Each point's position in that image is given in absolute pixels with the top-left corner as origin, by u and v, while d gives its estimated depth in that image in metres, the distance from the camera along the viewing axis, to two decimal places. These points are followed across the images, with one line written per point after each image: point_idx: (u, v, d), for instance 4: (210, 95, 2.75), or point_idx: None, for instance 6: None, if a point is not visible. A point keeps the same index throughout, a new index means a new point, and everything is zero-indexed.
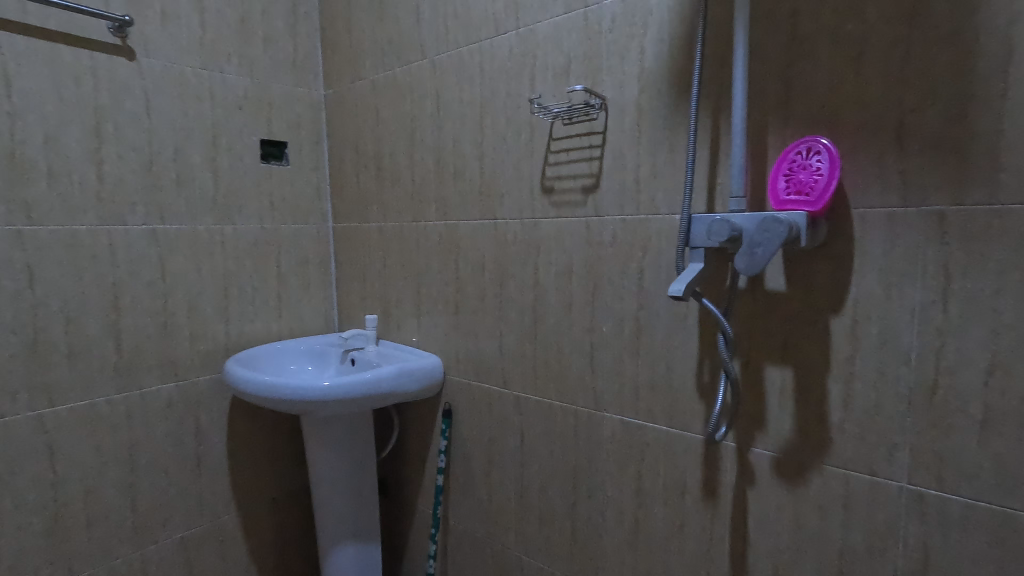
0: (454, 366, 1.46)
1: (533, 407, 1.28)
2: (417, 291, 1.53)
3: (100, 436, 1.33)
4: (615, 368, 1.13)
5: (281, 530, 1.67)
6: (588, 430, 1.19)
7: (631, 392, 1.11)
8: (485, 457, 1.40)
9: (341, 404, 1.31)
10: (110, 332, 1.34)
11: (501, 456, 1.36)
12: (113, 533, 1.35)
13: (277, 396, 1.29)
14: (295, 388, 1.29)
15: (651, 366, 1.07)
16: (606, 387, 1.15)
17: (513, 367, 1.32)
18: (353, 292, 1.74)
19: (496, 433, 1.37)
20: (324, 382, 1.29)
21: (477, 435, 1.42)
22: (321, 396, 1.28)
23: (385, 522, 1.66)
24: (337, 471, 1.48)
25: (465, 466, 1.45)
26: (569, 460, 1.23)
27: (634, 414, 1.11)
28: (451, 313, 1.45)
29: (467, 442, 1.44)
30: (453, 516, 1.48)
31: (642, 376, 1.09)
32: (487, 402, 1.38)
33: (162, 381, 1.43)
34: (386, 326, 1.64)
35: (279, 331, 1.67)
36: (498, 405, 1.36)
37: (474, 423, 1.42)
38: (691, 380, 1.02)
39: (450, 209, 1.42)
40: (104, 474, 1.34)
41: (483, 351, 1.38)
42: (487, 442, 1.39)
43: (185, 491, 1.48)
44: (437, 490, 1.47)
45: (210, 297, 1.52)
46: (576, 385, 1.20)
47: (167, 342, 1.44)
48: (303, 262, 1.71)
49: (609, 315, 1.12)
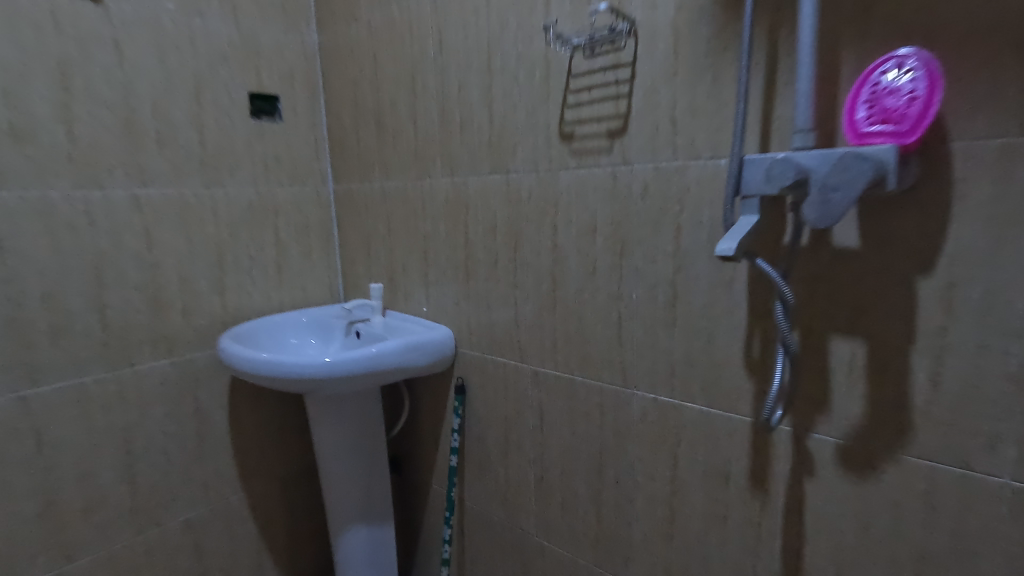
0: (466, 339, 1.34)
1: (553, 384, 1.16)
2: (424, 257, 1.40)
3: (92, 417, 1.25)
4: (646, 340, 0.99)
5: (292, 509, 1.61)
6: (616, 409, 1.06)
7: (665, 368, 0.97)
8: (502, 437, 1.29)
9: (345, 382, 1.20)
10: (95, 307, 1.24)
11: (519, 437, 1.25)
12: (113, 517, 1.29)
13: (275, 375, 1.18)
14: (294, 366, 1.17)
15: (689, 338, 0.93)
16: (636, 361, 1.01)
17: (530, 339, 1.19)
18: (357, 260, 1.62)
19: (512, 411, 1.25)
20: (325, 359, 1.18)
21: (492, 413, 1.30)
22: (324, 374, 1.17)
23: (398, 502, 1.58)
24: (345, 452, 1.39)
25: (480, 446, 1.34)
26: (594, 442, 1.10)
27: (668, 392, 0.97)
28: (461, 280, 1.32)
29: (482, 420, 1.33)
30: (468, 498, 1.39)
31: (677, 350, 0.95)
32: (501, 378, 1.26)
33: (156, 358, 1.33)
34: (393, 297, 1.52)
35: (280, 304, 1.56)
36: (514, 382, 1.24)
37: (489, 401, 1.30)
38: (735, 354, 0.88)
39: (457, 165, 1.27)
40: (99, 458, 1.26)
41: (498, 322, 1.25)
42: (504, 420, 1.28)
43: (187, 473, 1.40)
44: (452, 472, 1.37)
45: (203, 267, 1.40)
46: (601, 360, 1.06)
47: (159, 316, 1.34)
48: (302, 228, 1.59)
49: (639, 280, 0.98)
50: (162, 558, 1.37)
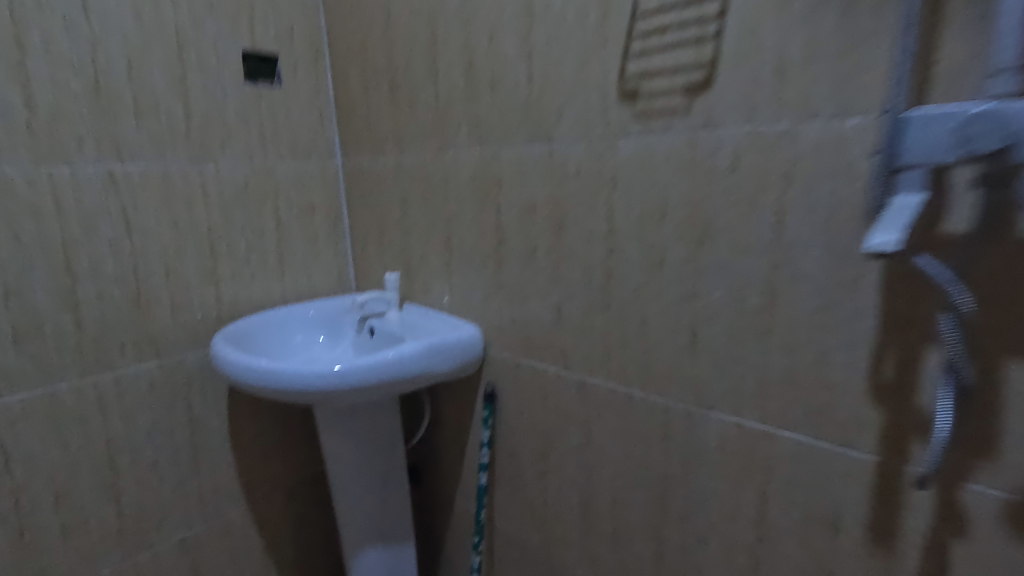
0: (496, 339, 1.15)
1: (603, 397, 0.97)
2: (447, 243, 1.21)
3: (67, 430, 1.08)
4: (729, 351, 0.79)
5: (300, 521, 1.46)
6: (685, 431, 0.87)
7: (754, 386, 0.77)
8: (538, 454, 1.11)
9: (358, 394, 1.03)
10: (66, 304, 1.07)
11: (560, 456, 1.07)
12: (97, 541, 1.13)
13: (277, 386, 1.01)
14: (298, 375, 1.00)
15: (790, 351, 0.73)
16: (714, 377, 0.81)
17: (574, 343, 0.99)
18: (369, 245, 1.43)
19: (552, 425, 1.07)
20: (335, 366, 1.00)
21: (527, 426, 1.12)
22: (334, 384, 1.00)
23: (418, 516, 1.42)
24: (358, 467, 1.22)
25: (512, 462, 1.16)
26: (654, 468, 0.92)
27: (757, 417, 0.78)
28: (491, 271, 1.12)
29: (515, 433, 1.15)
30: (499, 519, 1.22)
31: (773, 366, 0.75)
32: (539, 386, 1.08)
33: (140, 360, 1.16)
34: (410, 288, 1.33)
35: (284, 295, 1.38)
36: (555, 392, 1.05)
37: (523, 412, 1.12)
38: (856, 374, 0.68)
39: (486, 134, 1.06)
40: (78, 476, 1.10)
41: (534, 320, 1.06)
42: (541, 435, 1.09)
43: (181, 487, 1.25)
44: (480, 491, 1.19)
45: (193, 256, 1.22)
46: (668, 373, 0.87)
47: (143, 313, 1.16)
48: (307, 209, 1.40)
49: (723, 276, 0.78)
50: None
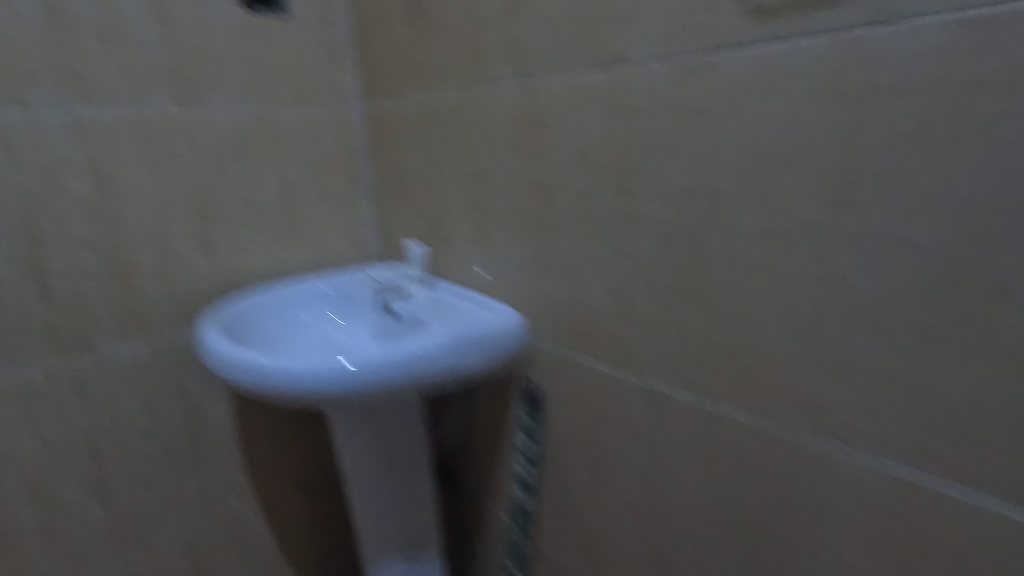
0: (546, 324, 0.93)
1: (682, 411, 0.76)
2: (482, 204, 0.99)
3: (40, 419, 0.94)
4: (842, 355, 0.60)
5: (319, 520, 1.30)
6: (812, 466, 0.64)
7: (873, 404, 0.59)
8: (592, 467, 0.91)
9: (370, 395, 0.83)
10: (29, 275, 0.91)
11: (628, 474, 0.85)
12: (83, 541, 1.01)
13: (270, 386, 0.82)
14: (295, 372, 0.80)
15: (936, 357, 0.54)
16: (816, 387, 0.63)
17: (648, 333, 0.78)
18: (391, 207, 1.21)
19: (615, 435, 0.85)
20: (342, 362, 0.80)
21: (581, 432, 0.92)
22: (339, 387, 0.81)
23: (445, 522, 1.24)
24: (377, 473, 1.04)
25: (558, 473, 0.96)
26: (750, 508, 0.71)
27: (884, 447, 0.58)
28: (539, 238, 0.90)
29: (564, 438, 0.94)
30: (542, 538, 1.02)
31: (901, 377, 0.56)
32: (602, 387, 0.86)
33: (123, 340, 1.00)
34: (437, 259, 1.12)
35: (293, 264, 1.19)
36: (623, 397, 0.83)
37: (579, 416, 0.90)
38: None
39: (537, 61, 0.83)
40: (57, 470, 0.96)
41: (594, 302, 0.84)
42: (596, 447, 0.89)
43: (179, 482, 1.10)
44: (518, 509, 1.03)
45: (182, 218, 1.04)
46: (754, 379, 0.68)
47: (123, 285, 0.99)
48: (318, 164, 1.19)
49: (836, 257, 0.59)
50: None
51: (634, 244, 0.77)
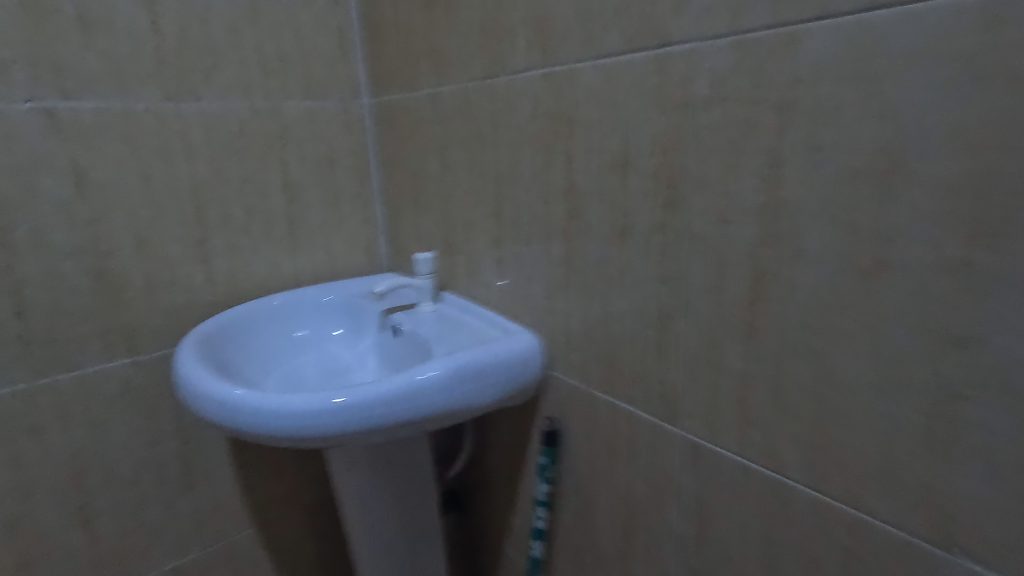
0: (576, 353, 0.80)
1: (733, 470, 0.63)
2: (501, 211, 0.86)
3: (18, 443, 0.86)
4: (861, 415, 0.52)
5: (322, 546, 1.21)
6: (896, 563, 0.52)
7: (886, 473, 0.51)
8: (624, 519, 0.79)
9: (366, 436, 0.73)
10: (4, 287, 0.82)
11: (670, 537, 0.73)
12: (66, 573, 0.93)
13: (249, 428, 0.71)
14: (279, 411, 0.70)
15: (968, 424, 0.46)
16: (826, 449, 0.55)
17: (694, 371, 0.65)
18: (403, 211, 1.09)
19: (658, 492, 0.73)
20: (334, 400, 0.70)
21: (611, 481, 0.79)
22: (328, 430, 0.70)
23: (459, 549, 1.16)
24: (380, 509, 0.95)
25: (588, 524, 0.84)
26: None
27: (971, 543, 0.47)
28: (565, 251, 0.78)
29: (591, 482, 0.82)
30: None
31: (917, 444, 0.49)
32: (639, 432, 0.73)
33: (109, 357, 0.92)
34: (450, 271, 1.00)
35: (298, 273, 1.09)
36: (667, 449, 0.70)
37: (615, 464, 0.78)
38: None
39: (565, 43, 0.70)
40: (35, 499, 0.89)
41: (633, 334, 0.71)
42: (629, 498, 0.77)
43: (171, 509, 1.02)
44: (532, 565, 0.90)
45: (174, 224, 0.95)
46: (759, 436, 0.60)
47: (109, 298, 0.90)
48: (325, 163, 1.08)
49: (918, 296, 0.47)
50: None
51: (680, 266, 0.64)
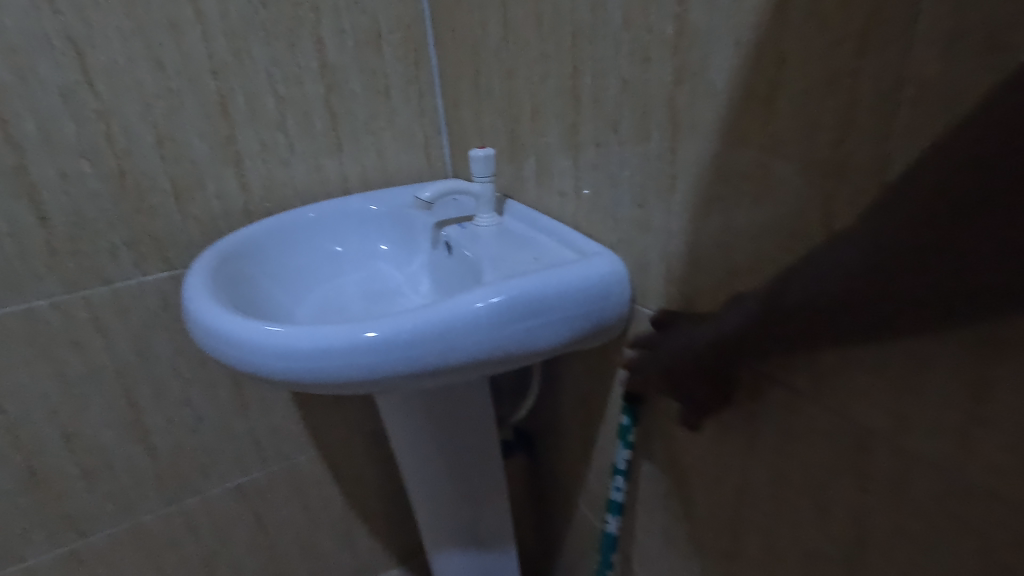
0: (680, 287, 0.58)
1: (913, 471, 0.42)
2: (581, 86, 0.62)
3: (61, 358, 0.82)
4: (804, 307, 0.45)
5: (387, 474, 1.14)
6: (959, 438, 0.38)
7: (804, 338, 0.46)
8: (733, 508, 0.60)
9: (411, 379, 0.58)
10: (19, 191, 0.74)
11: (800, 548, 0.53)
12: (130, 486, 0.92)
13: (267, 367, 0.57)
14: (285, 353, 0.55)
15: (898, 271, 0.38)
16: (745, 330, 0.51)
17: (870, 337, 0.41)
18: (462, 98, 0.88)
19: (792, 476, 0.52)
20: (367, 333, 0.55)
21: (719, 457, 0.60)
22: (346, 374, 0.55)
23: (528, 492, 1.05)
24: (436, 454, 0.83)
25: (691, 506, 0.66)
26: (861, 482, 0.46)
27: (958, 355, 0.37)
28: (671, 138, 0.53)
29: (692, 452, 0.63)
30: (646, 561, 0.76)
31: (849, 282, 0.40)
32: (769, 403, 0.52)
33: (144, 270, 0.83)
34: (515, 174, 0.79)
35: (344, 179, 0.93)
36: (807, 421, 0.49)
37: (729, 438, 0.58)
38: (977, 153, 0.33)
39: None
40: (87, 413, 0.86)
41: (771, 263, 0.48)
42: (743, 484, 0.58)
43: (227, 429, 0.97)
44: (605, 543, 0.75)
45: (196, 119, 0.81)
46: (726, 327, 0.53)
47: (134, 204, 0.80)
48: (369, 39, 0.88)
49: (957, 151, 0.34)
50: (213, 530, 1.01)
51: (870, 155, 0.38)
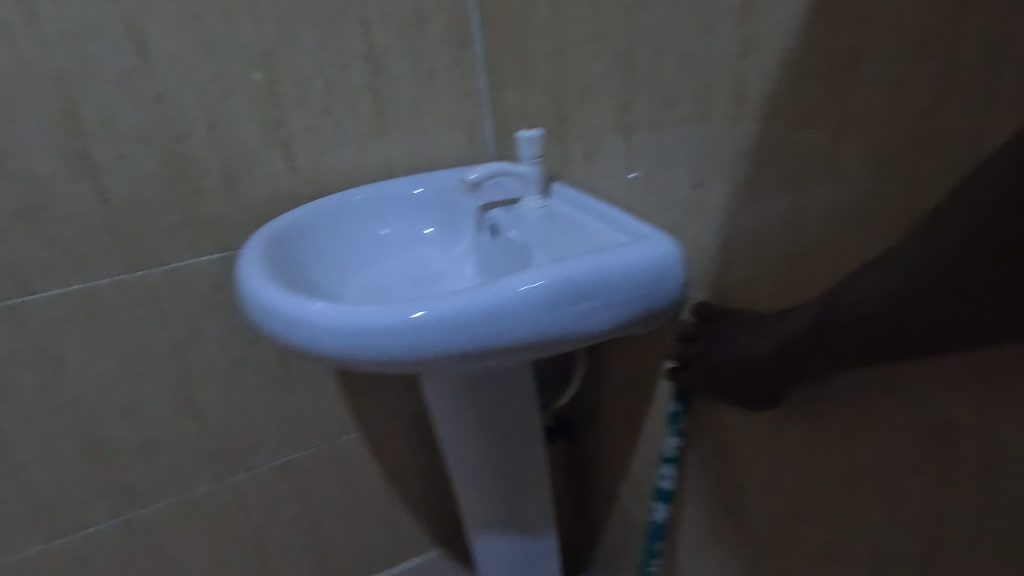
0: (738, 272, 0.56)
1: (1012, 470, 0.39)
2: (636, 62, 0.60)
3: (120, 336, 0.85)
4: (833, 327, 0.42)
5: (427, 457, 1.15)
6: None
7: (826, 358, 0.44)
8: (790, 497, 0.58)
9: (456, 361, 0.57)
10: (82, 174, 0.77)
11: (868, 543, 0.52)
12: (184, 460, 0.96)
13: (314, 346, 0.57)
14: (338, 331, 0.56)
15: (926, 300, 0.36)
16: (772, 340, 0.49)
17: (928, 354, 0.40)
18: (508, 79, 0.86)
19: (861, 468, 0.50)
20: (413, 314, 0.54)
21: (779, 445, 0.58)
22: (397, 354, 0.55)
23: (567, 478, 1.04)
24: (479, 437, 0.83)
25: (747, 498, 0.64)
26: (949, 479, 0.44)
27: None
28: (734, 115, 0.51)
29: (749, 441, 0.61)
30: (693, 550, 0.75)
31: (882, 304, 0.38)
32: (834, 392, 0.50)
33: (197, 252, 0.86)
34: (562, 157, 0.78)
35: (389, 163, 0.93)
36: (880, 413, 0.47)
37: (789, 428, 0.56)
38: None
39: None
40: (145, 389, 0.89)
41: (845, 248, 0.45)
42: (804, 476, 0.56)
43: (275, 409, 0.99)
44: (653, 531, 0.74)
45: (246, 103, 0.82)
46: (752, 347, 0.51)
47: (188, 188, 0.82)
48: (414, 20, 0.87)
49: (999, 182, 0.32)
50: (260, 506, 1.04)
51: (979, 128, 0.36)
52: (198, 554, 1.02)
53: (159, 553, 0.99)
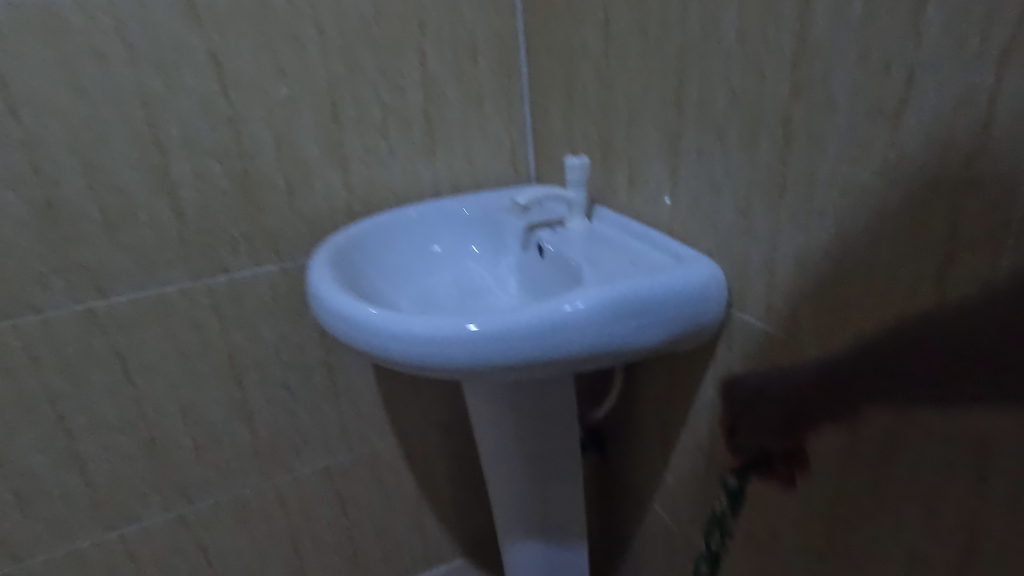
0: (780, 294, 0.60)
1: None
2: (685, 98, 0.65)
3: (183, 339, 0.91)
4: None
5: (458, 465, 1.19)
6: None
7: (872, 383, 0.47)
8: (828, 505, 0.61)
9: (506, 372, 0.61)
10: (160, 188, 0.83)
11: (904, 549, 0.55)
12: (232, 460, 1.00)
13: (377, 350, 0.62)
14: (402, 336, 0.60)
15: None
16: None
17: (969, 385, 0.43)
18: (553, 107, 0.92)
19: (898, 477, 0.53)
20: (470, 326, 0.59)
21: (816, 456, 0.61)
22: (454, 361, 0.60)
23: (596, 488, 1.08)
24: (516, 444, 0.87)
25: (782, 506, 0.68)
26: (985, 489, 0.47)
27: None
28: (782, 150, 0.56)
29: None
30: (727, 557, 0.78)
31: None
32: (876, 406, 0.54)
33: (257, 262, 0.91)
34: (606, 181, 0.82)
35: (436, 183, 0.99)
36: (921, 426, 0.50)
37: (829, 440, 0.59)
38: None
39: None
40: (202, 390, 0.95)
41: (886, 273, 0.49)
42: (842, 484, 0.59)
43: (319, 413, 1.04)
44: None
45: (311, 125, 0.88)
46: None
47: (253, 203, 0.88)
48: (467, 51, 0.93)
49: None
50: (300, 507, 1.09)
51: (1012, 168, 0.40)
52: (239, 551, 1.06)
53: (204, 548, 1.03)
